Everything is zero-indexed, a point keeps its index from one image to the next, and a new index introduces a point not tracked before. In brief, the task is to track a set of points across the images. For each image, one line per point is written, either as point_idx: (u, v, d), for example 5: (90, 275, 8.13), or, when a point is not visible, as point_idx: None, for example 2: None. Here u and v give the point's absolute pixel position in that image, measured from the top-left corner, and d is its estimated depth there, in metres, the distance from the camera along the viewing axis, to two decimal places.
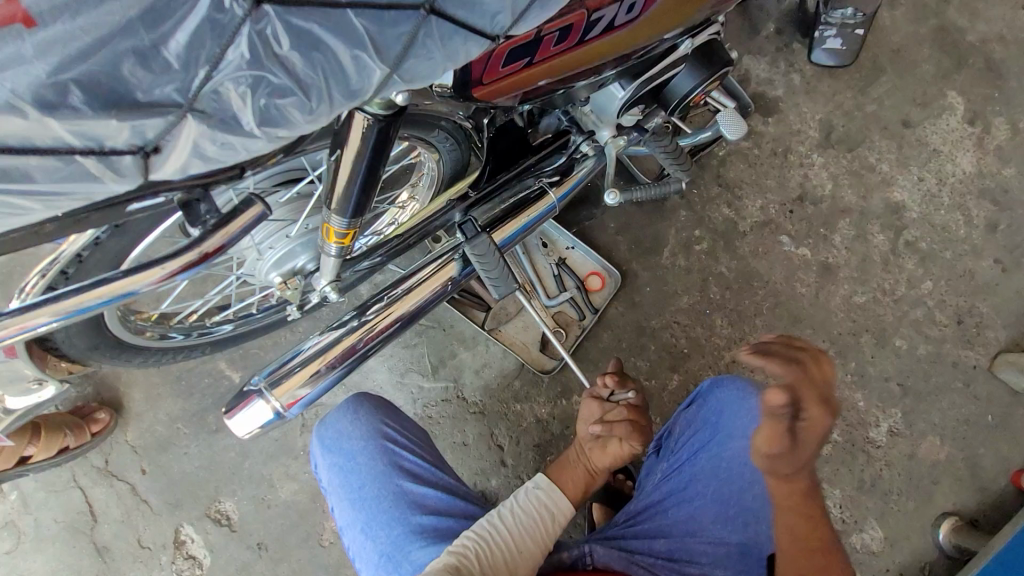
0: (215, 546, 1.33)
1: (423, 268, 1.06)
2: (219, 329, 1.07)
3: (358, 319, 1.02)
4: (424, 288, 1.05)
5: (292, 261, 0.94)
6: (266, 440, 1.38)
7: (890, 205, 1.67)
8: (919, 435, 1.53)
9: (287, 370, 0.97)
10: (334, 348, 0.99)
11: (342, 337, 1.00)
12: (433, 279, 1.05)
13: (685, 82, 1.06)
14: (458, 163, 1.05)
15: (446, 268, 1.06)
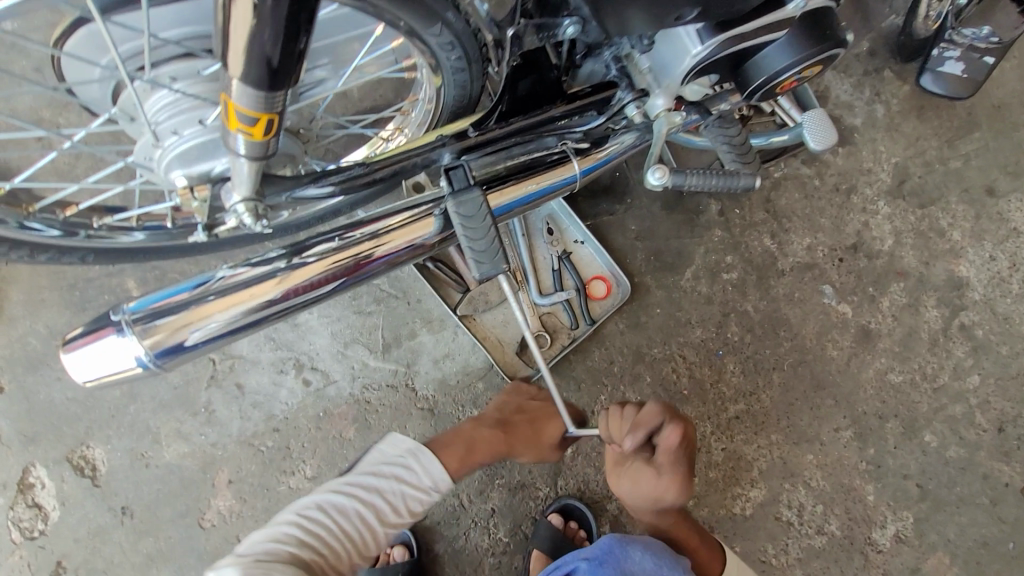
0: (69, 499, 1.08)
1: (387, 218, 0.78)
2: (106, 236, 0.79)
3: (286, 261, 0.73)
4: (389, 243, 0.77)
5: (208, 161, 0.67)
6: (162, 385, 1.13)
7: (952, 278, 1.42)
8: (926, 548, 1.31)
9: (173, 307, 0.67)
10: (250, 293, 0.70)
11: (263, 279, 0.71)
12: (405, 233, 0.78)
13: (778, 57, 0.79)
14: (463, 92, 0.79)
15: (424, 224, 0.78)
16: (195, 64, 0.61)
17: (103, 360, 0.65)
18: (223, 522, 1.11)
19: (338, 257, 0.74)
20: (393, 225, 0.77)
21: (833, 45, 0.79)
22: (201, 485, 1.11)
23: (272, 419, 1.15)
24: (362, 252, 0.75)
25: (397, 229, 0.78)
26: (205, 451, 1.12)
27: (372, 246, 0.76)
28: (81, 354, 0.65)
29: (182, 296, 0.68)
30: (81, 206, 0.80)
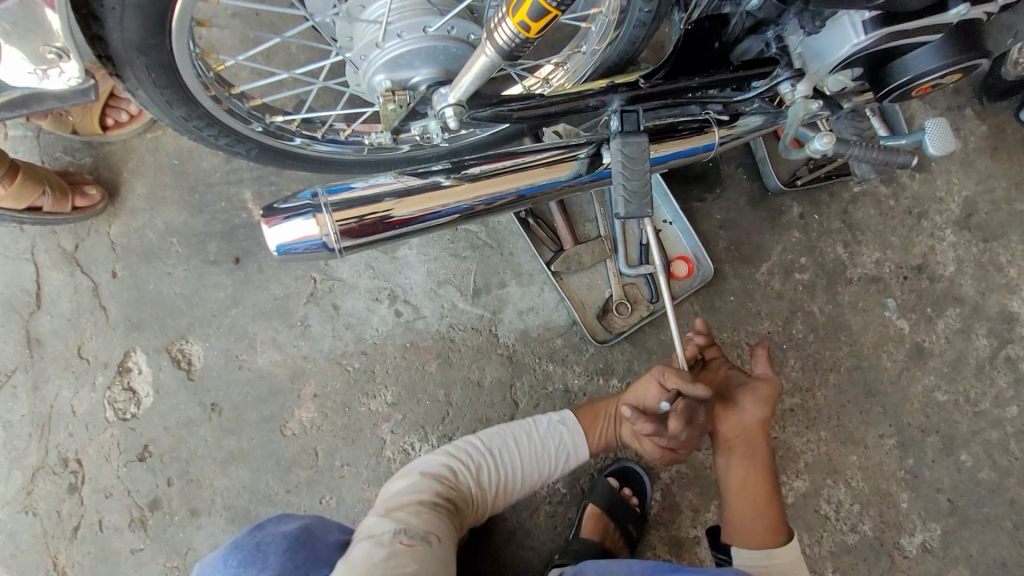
0: (163, 388, 1.13)
1: (537, 154, 0.88)
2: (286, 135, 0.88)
3: (447, 177, 0.84)
4: (531, 174, 0.88)
5: (411, 70, 0.73)
6: (264, 294, 1.18)
7: (1005, 312, 1.49)
8: (950, 561, 1.37)
9: (354, 199, 0.78)
10: (413, 198, 0.82)
11: (422, 188, 0.83)
12: (543, 170, 0.88)
13: (925, 60, 0.85)
14: (633, 49, 0.88)
15: (562, 165, 0.89)
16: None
17: (294, 233, 0.75)
18: (304, 432, 1.15)
19: (486, 180, 0.86)
20: (533, 161, 0.88)
21: (978, 55, 0.84)
22: (287, 395, 1.16)
23: (362, 342, 1.20)
24: (505, 180, 0.87)
25: (537, 164, 0.88)
26: (296, 363, 1.17)
27: (514, 175, 0.87)
28: (279, 227, 0.75)
29: (358, 190, 0.80)
30: (261, 101, 0.87)
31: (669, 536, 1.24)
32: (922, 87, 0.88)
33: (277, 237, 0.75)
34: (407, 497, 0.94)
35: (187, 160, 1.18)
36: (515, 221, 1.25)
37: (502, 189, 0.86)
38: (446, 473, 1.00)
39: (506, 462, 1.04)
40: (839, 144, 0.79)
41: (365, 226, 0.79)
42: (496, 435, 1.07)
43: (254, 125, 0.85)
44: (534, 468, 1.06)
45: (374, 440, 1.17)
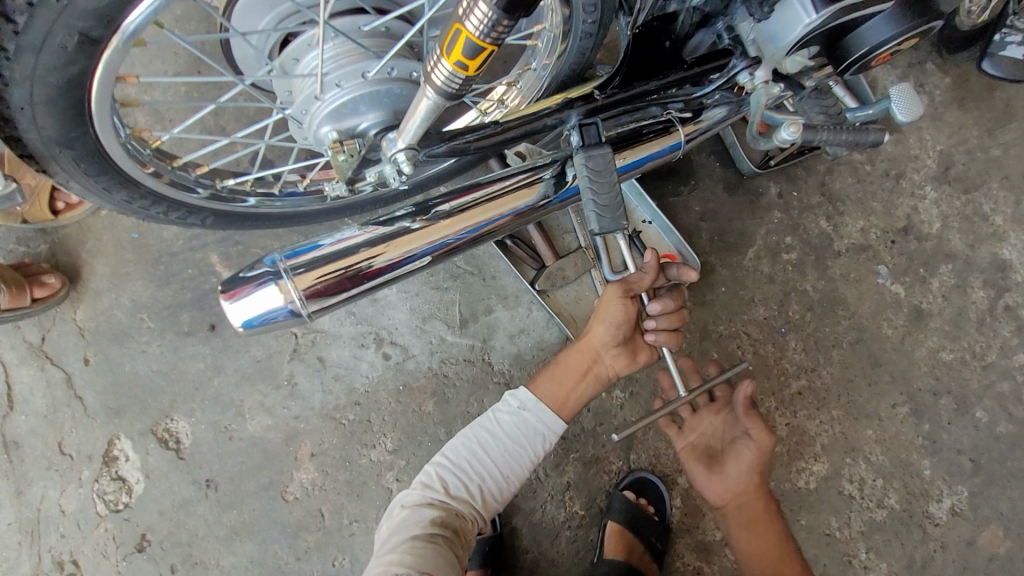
0: (154, 472, 1.08)
1: (502, 182, 0.85)
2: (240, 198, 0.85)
3: (413, 219, 0.81)
4: (499, 203, 0.85)
5: (356, 117, 0.70)
6: (246, 358, 1.14)
7: (997, 261, 1.47)
8: (982, 522, 1.34)
9: (318, 259, 0.75)
10: (379, 248, 0.78)
11: (387, 236, 0.79)
12: (511, 197, 0.85)
13: (880, 30, 0.83)
14: (582, 60, 0.85)
15: (529, 189, 0.85)
16: (358, 20, 0.66)
17: (258, 305, 0.72)
18: (307, 495, 1.11)
19: (455, 217, 0.82)
20: (499, 189, 0.85)
21: (932, 17, 0.83)
22: (284, 458, 1.11)
23: (354, 392, 1.16)
24: (476, 214, 0.83)
25: (504, 192, 0.85)
26: (288, 424, 1.13)
27: (482, 207, 0.83)
28: (242, 300, 0.71)
29: (321, 248, 0.76)
30: (209, 167, 0.84)
31: (695, 541, 1.20)
32: (881, 57, 0.86)
33: (242, 313, 0.71)
34: (396, 539, 0.91)
35: (147, 232, 1.13)
36: (492, 244, 1.22)
37: (471, 224, 0.82)
38: (432, 502, 0.95)
39: (487, 461, 0.98)
40: (806, 130, 0.76)
41: (333, 287, 0.75)
42: (468, 442, 0.99)
43: (204, 193, 0.81)
44: (511, 464, 0.98)
45: (380, 491, 1.13)
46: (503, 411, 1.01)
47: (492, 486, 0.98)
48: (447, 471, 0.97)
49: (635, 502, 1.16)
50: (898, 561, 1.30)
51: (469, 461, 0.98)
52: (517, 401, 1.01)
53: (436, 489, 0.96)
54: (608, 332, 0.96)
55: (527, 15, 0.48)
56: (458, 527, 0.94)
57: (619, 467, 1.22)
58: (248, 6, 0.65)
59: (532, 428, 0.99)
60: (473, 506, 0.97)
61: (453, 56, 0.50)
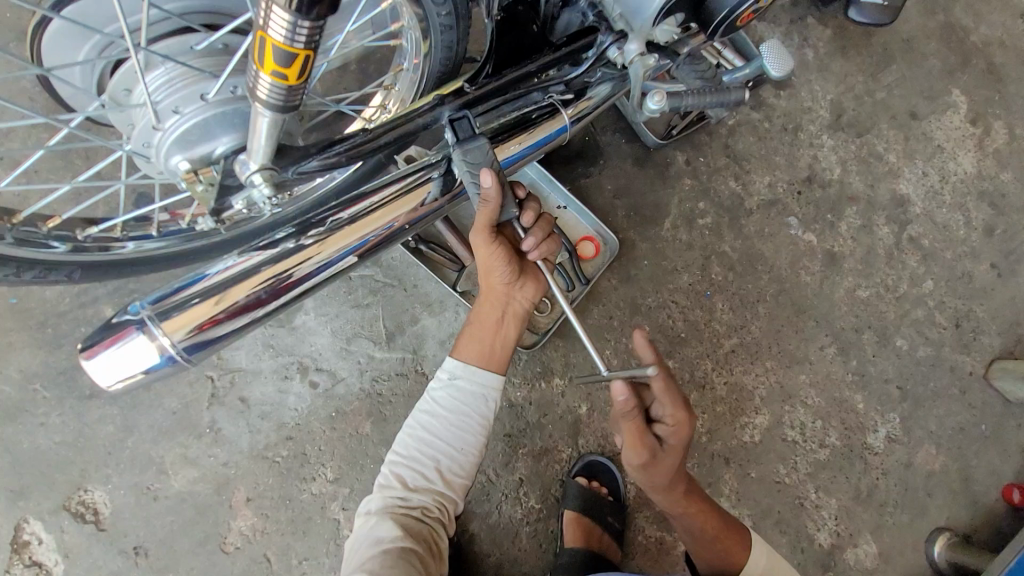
0: (73, 550, 1.00)
1: (389, 188, 0.83)
2: (106, 244, 0.79)
3: (296, 240, 0.77)
4: (388, 211, 0.82)
5: (207, 143, 0.66)
6: (160, 411, 1.07)
7: (895, 197, 1.56)
8: (916, 443, 1.42)
9: (200, 295, 0.70)
10: (265, 275, 0.74)
11: (268, 261, 0.74)
12: (400, 201, 0.82)
13: None
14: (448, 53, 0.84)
15: (419, 191, 0.83)
16: (186, 40, 0.62)
17: (125, 362, 0.66)
18: (249, 542, 1.05)
19: (344, 232, 0.79)
20: (387, 196, 0.82)
21: None
22: (218, 508, 1.05)
23: (284, 427, 1.11)
24: (366, 224, 0.80)
25: (391, 199, 0.82)
26: (217, 471, 1.07)
27: (369, 217, 0.80)
28: (100, 358, 0.66)
29: (202, 285, 0.71)
30: (64, 217, 0.78)
31: (654, 513, 1.22)
32: (742, 17, 0.87)
33: (104, 369, 0.66)
34: (358, 561, 0.82)
35: (27, 295, 1.05)
36: (407, 252, 1.19)
37: (356, 238, 0.79)
38: (390, 504, 0.87)
39: (434, 444, 0.89)
40: (672, 97, 0.77)
41: (216, 320, 0.70)
42: (412, 431, 0.91)
43: (62, 246, 0.76)
44: (462, 434, 0.90)
45: (327, 523, 1.08)
46: (438, 386, 0.92)
47: (451, 464, 0.89)
48: (398, 467, 0.89)
49: (589, 487, 1.17)
50: (847, 495, 1.35)
51: (418, 448, 0.90)
52: (445, 372, 0.92)
53: (393, 488, 0.88)
54: (502, 272, 0.88)
55: (335, 14, 0.47)
56: (423, 518, 0.87)
57: (569, 454, 1.22)
58: (57, 39, 0.60)
59: (473, 392, 0.91)
60: (436, 491, 0.89)
61: (271, 69, 0.49)
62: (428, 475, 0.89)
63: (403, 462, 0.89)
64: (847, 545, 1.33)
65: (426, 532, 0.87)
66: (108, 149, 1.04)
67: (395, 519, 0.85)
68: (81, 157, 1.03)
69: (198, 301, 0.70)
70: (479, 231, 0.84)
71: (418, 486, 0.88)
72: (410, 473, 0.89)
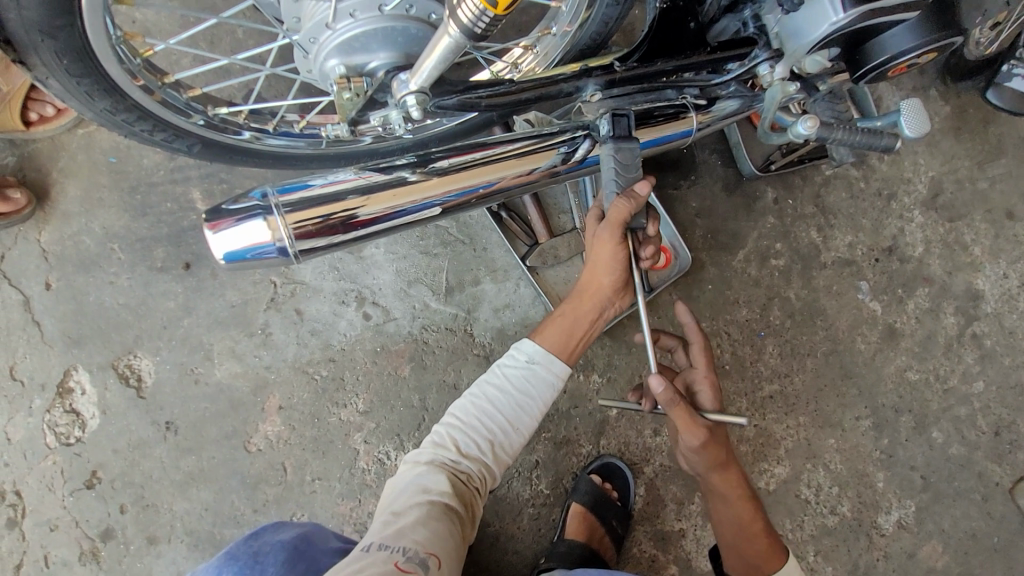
0: (111, 408, 1.03)
1: (507, 146, 0.83)
2: (232, 128, 0.81)
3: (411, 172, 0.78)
4: (502, 167, 0.82)
5: (367, 54, 0.67)
6: (219, 302, 1.09)
7: (970, 290, 1.52)
8: (924, 535, 1.40)
9: (306, 199, 0.71)
10: (373, 197, 0.75)
11: (386, 183, 0.76)
12: (519, 160, 0.83)
13: (899, 41, 0.82)
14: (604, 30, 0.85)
15: (532, 156, 0.84)
16: None
17: (242, 239, 0.68)
18: (270, 447, 1.08)
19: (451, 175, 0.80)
20: (509, 151, 0.83)
21: (954, 32, 0.82)
22: (251, 407, 1.08)
23: (329, 348, 1.13)
24: (477, 173, 0.81)
25: (510, 156, 0.83)
26: (258, 373, 1.09)
27: (478, 168, 0.81)
28: (225, 234, 0.68)
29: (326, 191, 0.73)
30: (202, 91, 0.79)
31: (654, 529, 1.23)
32: (897, 69, 0.85)
33: (223, 245, 0.68)
34: (402, 504, 0.84)
35: (127, 158, 1.08)
36: (487, 214, 1.20)
37: (469, 183, 0.79)
38: (440, 461, 0.88)
39: (494, 416, 0.90)
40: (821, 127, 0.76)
41: (331, 225, 0.73)
42: (474, 398, 0.91)
43: (196, 118, 0.77)
44: (522, 414, 0.91)
45: (347, 451, 1.10)
46: (510, 363, 0.93)
47: (503, 439, 0.91)
48: (455, 428, 0.90)
49: (602, 488, 1.17)
50: (843, 567, 1.34)
51: (477, 415, 0.91)
52: (522, 353, 0.93)
53: (446, 447, 0.89)
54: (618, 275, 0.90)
55: None
56: (468, 487, 0.88)
57: (588, 450, 1.23)
58: None
59: (542, 378, 0.92)
60: (483, 461, 0.90)
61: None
62: (483, 442, 0.90)
63: (458, 425, 0.91)
64: None
65: (468, 499, 0.87)
66: (238, 39, 1.07)
67: (442, 478, 0.86)
68: (212, 40, 1.05)
69: (316, 203, 0.72)
70: (610, 225, 0.82)
71: (470, 452, 0.89)
72: (464, 438, 0.90)
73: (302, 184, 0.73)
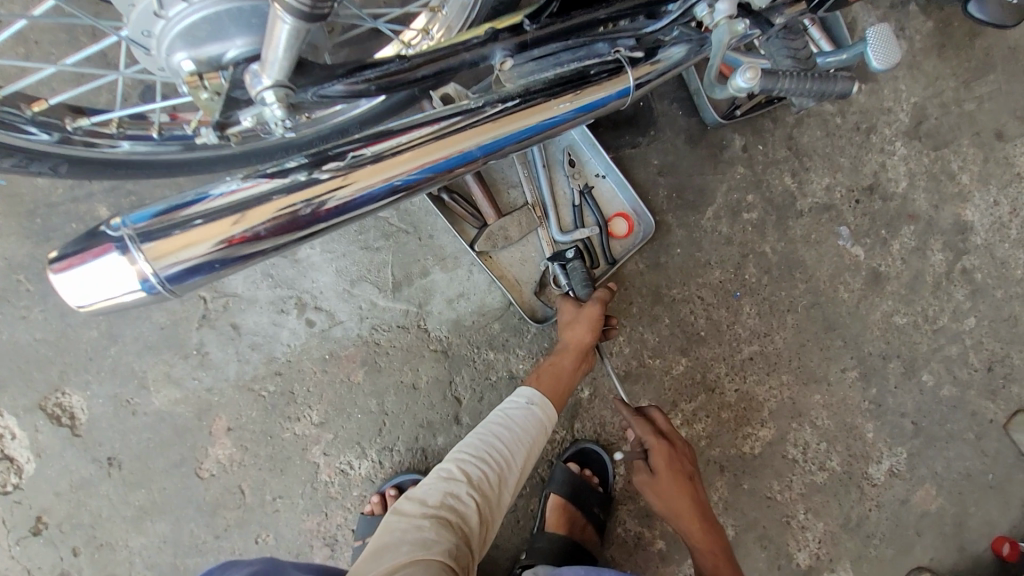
0: (46, 450, 0.97)
1: (424, 127, 0.70)
2: (99, 140, 0.71)
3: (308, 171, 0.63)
4: (427, 150, 0.68)
5: (220, 43, 0.56)
6: (147, 326, 1.02)
7: (958, 222, 1.43)
8: (917, 481, 1.37)
9: (213, 212, 0.59)
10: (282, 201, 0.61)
11: (278, 192, 0.61)
12: (439, 144, 0.69)
13: None
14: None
15: (459, 135, 0.70)
16: None
17: (102, 275, 0.56)
18: (224, 471, 1.03)
19: (378, 165, 0.66)
20: (426, 135, 0.68)
21: None
22: (197, 432, 1.02)
23: (273, 362, 1.06)
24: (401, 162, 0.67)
25: (426, 141, 0.69)
26: (200, 396, 1.03)
27: (413, 152, 0.67)
28: (80, 270, 0.56)
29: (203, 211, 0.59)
30: (50, 104, 0.70)
31: (637, 508, 1.19)
32: None
33: (78, 283, 0.56)
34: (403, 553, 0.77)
35: (18, 179, 0.97)
36: (427, 199, 1.10)
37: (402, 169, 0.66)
38: (445, 501, 0.83)
39: (498, 455, 0.88)
40: (765, 76, 0.66)
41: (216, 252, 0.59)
42: (484, 437, 0.89)
43: (49, 136, 0.68)
44: (520, 452, 0.90)
45: (306, 466, 1.05)
46: (510, 407, 0.94)
47: (508, 476, 0.89)
48: (458, 463, 0.87)
49: (580, 475, 1.13)
50: (835, 521, 1.32)
51: (488, 452, 0.88)
52: (523, 398, 0.95)
53: (455, 484, 0.85)
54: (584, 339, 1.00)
55: None
56: (475, 531, 0.83)
57: (562, 436, 1.18)
58: None
59: (532, 421, 0.93)
60: (488, 499, 0.86)
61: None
62: (491, 480, 0.87)
63: (464, 460, 0.87)
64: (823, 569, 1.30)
65: (470, 553, 0.81)
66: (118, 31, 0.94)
67: (446, 516, 0.81)
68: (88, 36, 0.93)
69: (207, 220, 0.58)
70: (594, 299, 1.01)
71: (480, 490, 0.85)
72: (472, 473, 0.86)
73: (191, 196, 0.59)
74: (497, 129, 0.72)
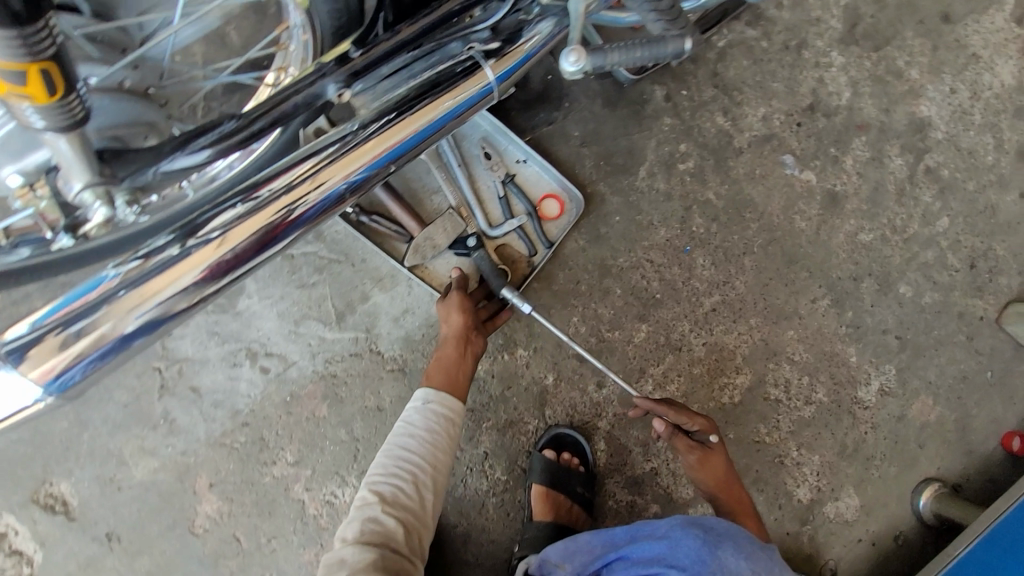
0: (49, 538, 1.04)
1: (304, 164, 0.67)
2: None
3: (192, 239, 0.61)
4: (311, 188, 0.68)
5: (36, 150, 0.62)
6: (113, 405, 1.06)
7: (914, 121, 1.35)
8: (912, 394, 1.34)
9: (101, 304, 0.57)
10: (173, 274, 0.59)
11: (169, 266, 0.60)
12: (312, 187, 0.68)
13: None
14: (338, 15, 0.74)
15: (341, 164, 0.69)
16: None
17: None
18: (217, 524, 1.08)
19: (263, 215, 0.64)
20: (297, 179, 0.67)
21: None
22: (183, 494, 1.07)
23: (238, 414, 1.09)
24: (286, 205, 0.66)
25: (307, 178, 0.67)
26: (177, 460, 1.07)
27: (298, 192, 0.66)
28: None
29: (79, 312, 0.57)
30: None
31: (625, 477, 1.21)
32: None
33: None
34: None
35: None
36: (350, 226, 1.11)
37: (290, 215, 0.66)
38: (364, 524, 0.88)
39: (408, 467, 0.93)
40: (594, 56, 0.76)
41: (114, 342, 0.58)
42: (391, 453, 0.94)
43: None
44: (433, 452, 0.94)
45: (291, 504, 1.09)
46: (413, 413, 0.97)
47: (424, 479, 0.93)
48: (372, 486, 0.92)
49: (556, 460, 1.14)
50: (830, 451, 1.30)
51: (396, 466, 0.93)
52: (419, 400, 0.98)
53: (369, 506, 0.89)
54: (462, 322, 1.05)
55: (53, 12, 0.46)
56: (402, 544, 0.89)
57: (536, 425, 1.19)
58: None
59: (439, 418, 0.97)
60: (410, 509, 0.92)
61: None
62: (407, 493, 0.91)
63: (377, 481, 0.92)
64: (827, 500, 1.29)
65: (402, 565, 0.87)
66: None
67: (370, 543, 0.86)
68: None
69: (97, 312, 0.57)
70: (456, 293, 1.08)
71: (398, 506, 0.90)
72: (387, 493, 0.91)
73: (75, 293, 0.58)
74: (375, 149, 0.71)
